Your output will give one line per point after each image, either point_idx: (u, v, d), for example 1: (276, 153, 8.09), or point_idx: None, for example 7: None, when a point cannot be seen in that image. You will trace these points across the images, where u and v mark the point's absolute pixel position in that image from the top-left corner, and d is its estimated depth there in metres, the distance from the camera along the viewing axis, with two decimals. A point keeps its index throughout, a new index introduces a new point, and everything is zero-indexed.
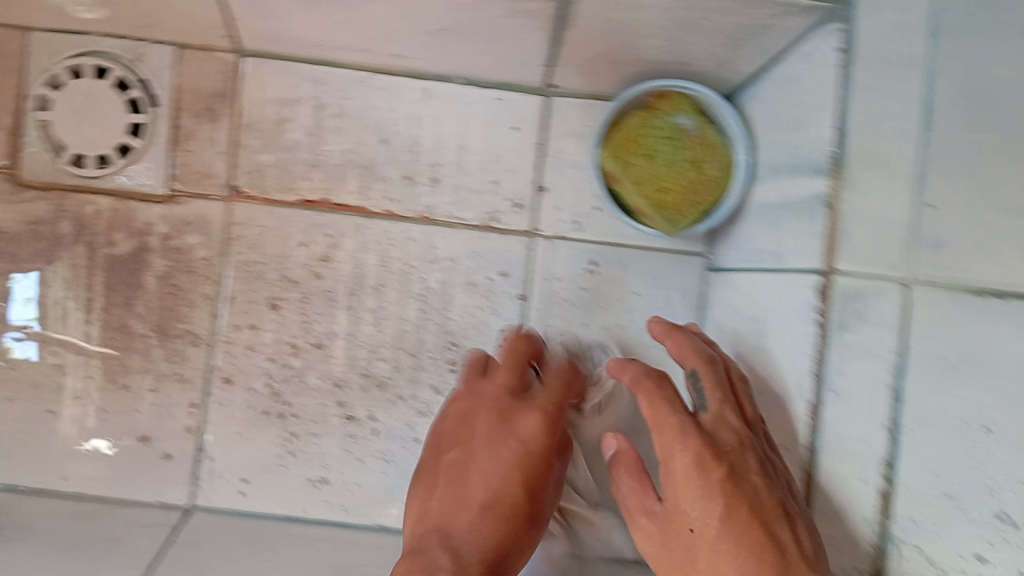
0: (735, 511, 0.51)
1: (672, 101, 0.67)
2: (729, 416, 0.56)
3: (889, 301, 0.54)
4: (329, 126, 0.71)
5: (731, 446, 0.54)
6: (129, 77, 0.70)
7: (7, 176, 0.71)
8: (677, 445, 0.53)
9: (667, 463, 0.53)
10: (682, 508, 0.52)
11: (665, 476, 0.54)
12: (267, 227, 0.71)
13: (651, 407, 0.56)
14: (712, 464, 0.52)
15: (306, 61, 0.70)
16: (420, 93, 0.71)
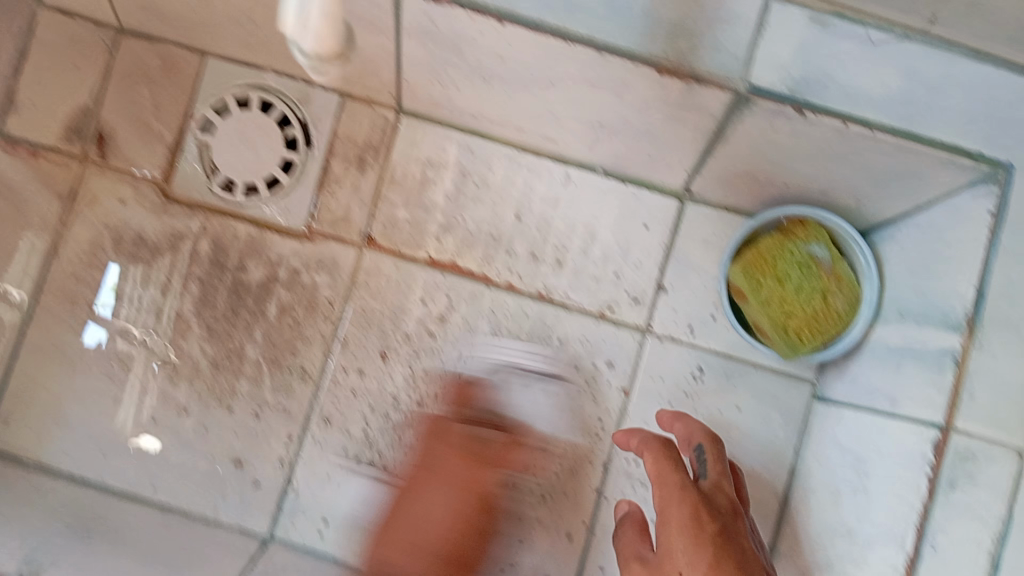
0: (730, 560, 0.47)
1: (808, 231, 0.69)
2: (727, 486, 0.53)
3: (1003, 468, 0.55)
4: (468, 194, 0.74)
5: (725, 513, 0.51)
6: (291, 116, 0.74)
7: (158, 188, 0.74)
8: (675, 498, 0.50)
9: (663, 514, 0.50)
10: (671, 554, 0.48)
11: (659, 526, 0.50)
12: (393, 279, 0.74)
13: (655, 462, 0.54)
14: (709, 520, 0.49)
15: (460, 128, 0.73)
16: (560, 177, 0.74)
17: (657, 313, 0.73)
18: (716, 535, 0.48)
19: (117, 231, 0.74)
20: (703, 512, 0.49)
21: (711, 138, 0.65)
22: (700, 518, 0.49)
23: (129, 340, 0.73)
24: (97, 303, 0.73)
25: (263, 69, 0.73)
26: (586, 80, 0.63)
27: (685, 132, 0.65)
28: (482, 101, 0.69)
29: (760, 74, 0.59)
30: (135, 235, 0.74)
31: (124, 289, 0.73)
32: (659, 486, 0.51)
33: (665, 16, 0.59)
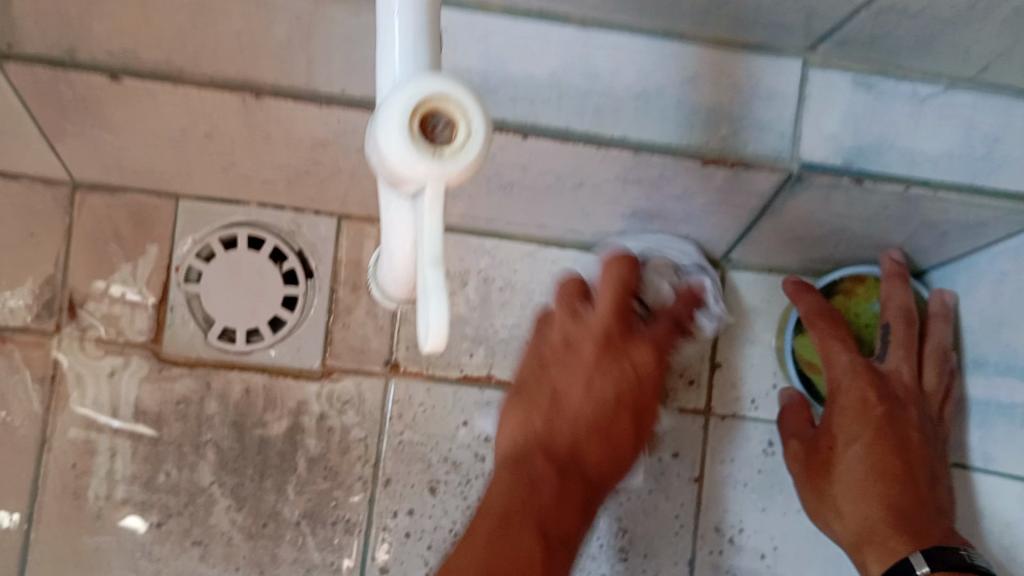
0: (884, 444, 0.59)
1: (867, 290, 0.69)
2: (904, 370, 0.64)
3: None
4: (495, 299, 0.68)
5: (898, 400, 0.62)
6: (286, 248, 0.68)
7: (150, 351, 0.67)
8: (836, 349, 0.63)
9: (835, 394, 0.63)
10: (834, 432, 0.62)
11: (829, 397, 0.63)
12: (429, 405, 0.67)
13: (822, 343, 0.64)
14: (875, 408, 0.61)
15: (475, 232, 0.68)
16: (590, 266, 0.69)
17: (715, 393, 0.70)
18: (885, 415, 0.61)
19: (114, 408, 0.66)
20: (871, 392, 0.61)
21: (757, 214, 0.61)
22: (874, 398, 0.61)
23: (150, 524, 0.66)
24: (108, 491, 0.66)
25: (245, 203, 0.67)
26: (620, 176, 0.58)
27: (727, 211, 0.61)
28: (499, 205, 0.63)
29: (809, 148, 0.55)
30: (134, 407, 0.66)
31: (135, 471, 0.66)
32: (823, 346, 0.64)
33: (699, 103, 0.55)
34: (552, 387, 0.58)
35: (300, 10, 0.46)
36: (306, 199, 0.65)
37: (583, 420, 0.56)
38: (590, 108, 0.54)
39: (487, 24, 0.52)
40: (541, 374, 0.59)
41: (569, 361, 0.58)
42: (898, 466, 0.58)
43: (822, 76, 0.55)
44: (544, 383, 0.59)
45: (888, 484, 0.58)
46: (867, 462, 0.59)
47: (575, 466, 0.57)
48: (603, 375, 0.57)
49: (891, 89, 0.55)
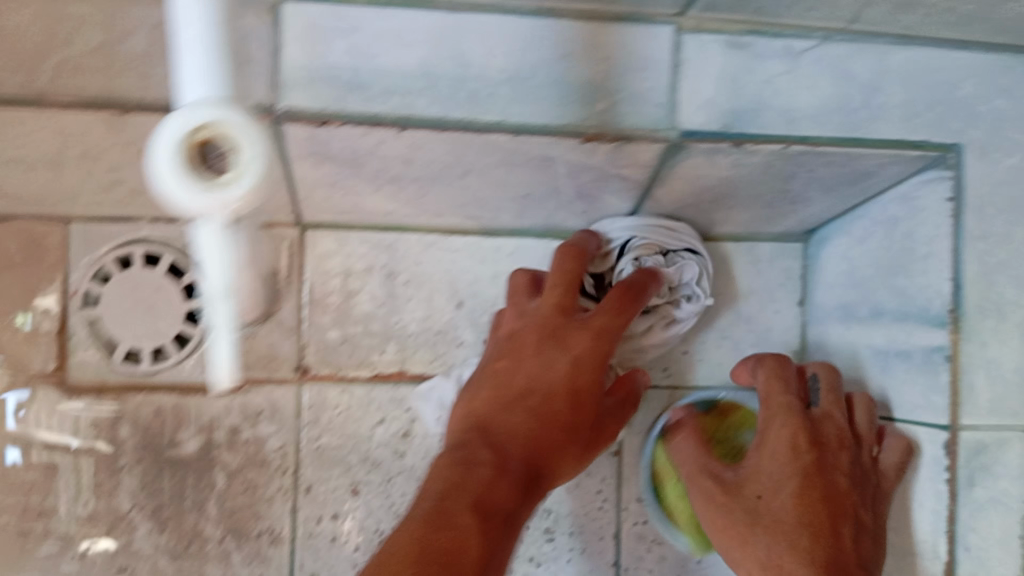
0: (813, 492, 0.59)
1: (742, 416, 0.69)
2: (837, 414, 0.63)
3: (1016, 452, 0.56)
4: (401, 294, 0.68)
5: (835, 452, 0.61)
6: (183, 262, 0.67)
7: (56, 381, 0.66)
8: (777, 417, 0.63)
9: (766, 432, 0.63)
10: (757, 477, 0.61)
11: (759, 442, 0.63)
12: (343, 408, 0.67)
13: (766, 382, 0.65)
14: (803, 457, 0.61)
15: (373, 227, 0.67)
16: (494, 251, 0.68)
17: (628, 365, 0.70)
18: (812, 461, 0.60)
19: (24, 442, 0.65)
20: (801, 438, 0.62)
21: (647, 183, 0.61)
22: (797, 451, 0.61)
23: (72, 556, 0.65)
24: (25, 528, 0.64)
25: (138, 219, 0.66)
26: (505, 160, 0.58)
27: (618, 183, 0.61)
28: (393, 199, 0.63)
29: (687, 117, 0.55)
30: (43, 439, 0.65)
31: (51, 504, 0.64)
32: (766, 406, 0.65)
33: (576, 78, 0.54)
34: (506, 374, 0.58)
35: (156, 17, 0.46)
36: None
37: (534, 396, 0.56)
38: (464, 92, 0.54)
39: (350, 14, 0.52)
40: (528, 350, 0.58)
41: (544, 349, 0.58)
42: (820, 517, 0.58)
43: (695, 39, 0.54)
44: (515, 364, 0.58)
45: (801, 535, 0.58)
46: (787, 515, 0.59)
47: (524, 448, 0.54)
48: (556, 360, 0.58)
49: (765, 45, 0.55)
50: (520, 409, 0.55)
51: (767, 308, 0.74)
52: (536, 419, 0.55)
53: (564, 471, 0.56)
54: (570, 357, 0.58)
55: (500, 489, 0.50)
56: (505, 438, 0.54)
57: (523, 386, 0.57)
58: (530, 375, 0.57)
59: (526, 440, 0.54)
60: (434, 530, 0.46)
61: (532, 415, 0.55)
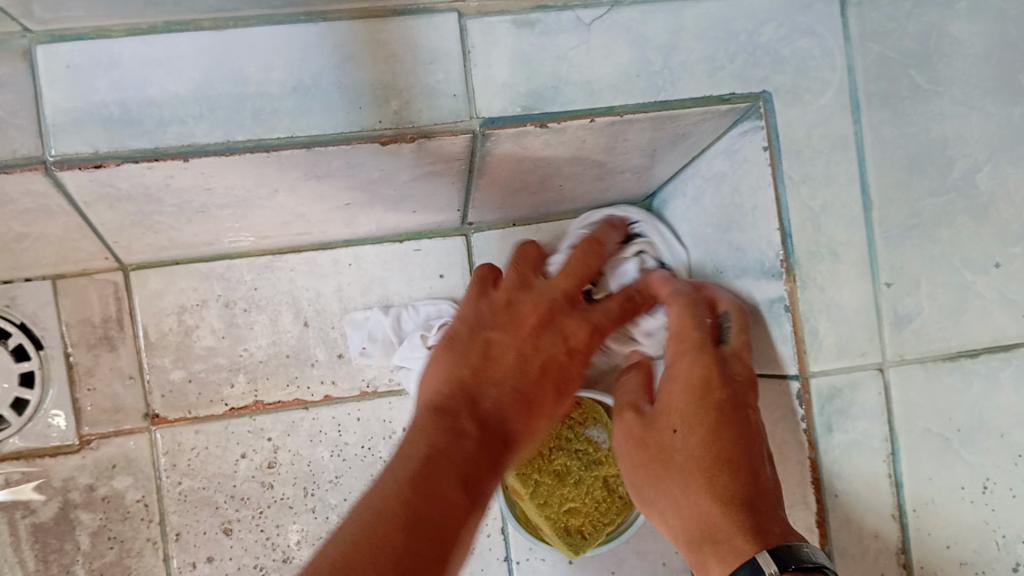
0: (720, 432, 0.52)
1: (584, 411, 0.67)
2: (747, 354, 0.55)
3: (871, 391, 0.54)
4: (242, 323, 0.66)
5: (745, 380, 0.54)
6: (8, 324, 0.63)
7: None
8: (689, 351, 0.55)
9: (673, 368, 0.56)
10: (668, 413, 0.55)
11: (670, 378, 0.56)
12: (201, 447, 0.65)
13: (680, 318, 0.57)
14: (710, 391, 0.53)
15: (201, 259, 0.65)
16: (333, 264, 0.67)
17: None
18: (723, 399, 0.53)
19: None
20: (704, 369, 0.54)
21: (466, 176, 0.59)
22: (707, 384, 0.53)
23: None
24: None
25: None
26: (310, 174, 0.55)
27: (434, 179, 0.59)
28: (204, 228, 0.60)
29: (486, 104, 0.53)
30: None
31: None
32: (679, 343, 0.56)
33: (361, 80, 0.52)
34: (491, 349, 0.51)
35: None
36: (8, 270, 0.61)
37: (518, 377, 0.50)
38: (246, 109, 0.51)
39: (109, 49, 0.49)
40: (502, 330, 0.51)
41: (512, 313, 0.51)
42: (736, 458, 0.51)
43: (480, 23, 0.53)
44: (490, 345, 0.51)
45: (711, 479, 0.51)
46: (686, 459, 0.53)
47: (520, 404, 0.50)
48: (560, 332, 0.52)
49: (555, 18, 0.53)
50: (497, 375, 0.50)
51: None
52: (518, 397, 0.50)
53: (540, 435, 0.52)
54: (574, 340, 0.52)
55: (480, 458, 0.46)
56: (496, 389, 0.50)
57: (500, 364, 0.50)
58: (501, 356, 0.51)
59: (529, 395, 0.51)
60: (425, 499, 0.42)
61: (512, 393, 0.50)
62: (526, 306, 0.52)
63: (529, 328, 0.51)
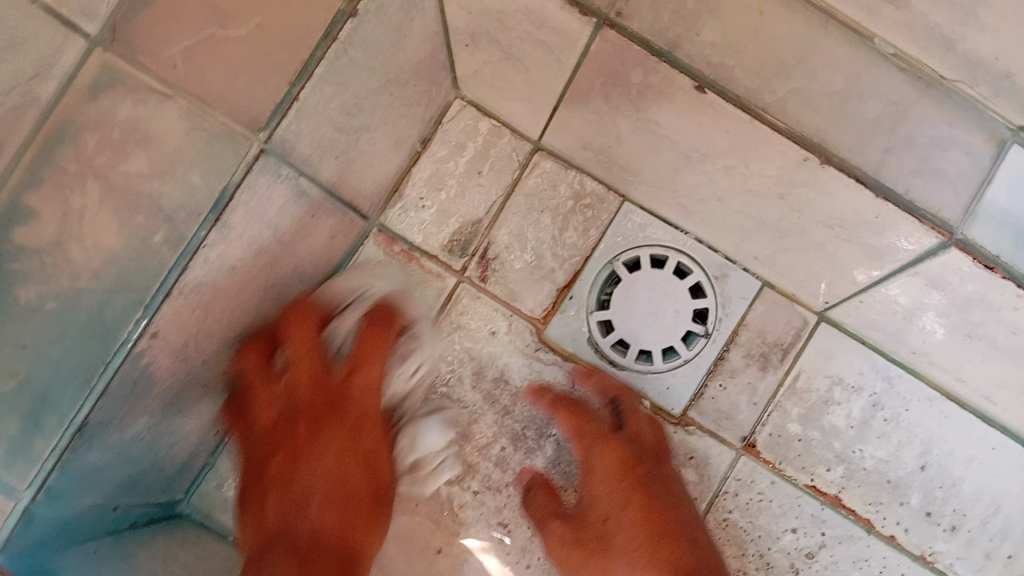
0: (651, 506, 0.61)
1: None
2: (642, 433, 0.64)
3: None
4: (874, 427, 0.65)
5: (649, 459, 0.63)
6: (707, 288, 0.65)
7: (535, 326, 0.66)
8: (595, 443, 0.63)
9: (587, 462, 0.64)
10: (595, 502, 0.63)
11: (585, 472, 0.64)
12: (767, 497, 0.65)
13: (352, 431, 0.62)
14: (634, 470, 0.62)
15: (885, 353, 0.64)
16: (988, 446, 0.64)
17: None
18: (649, 470, 0.63)
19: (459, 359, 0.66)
20: (627, 453, 0.63)
21: None
22: (628, 465, 0.62)
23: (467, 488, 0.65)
24: None
25: (684, 230, 0.65)
26: None
27: None
28: (987, 332, 0.62)
29: None
30: (500, 370, 0.66)
31: (479, 435, 0.65)
32: (588, 435, 0.63)
33: None
34: (307, 459, 0.60)
35: (899, 98, 0.59)
36: (754, 254, 0.64)
37: (321, 483, 0.60)
38: None
39: None
40: (320, 445, 0.61)
41: (323, 433, 0.61)
42: (673, 525, 0.61)
43: None
44: (312, 442, 0.60)
45: (661, 550, 0.60)
46: (626, 540, 0.62)
47: (334, 523, 0.58)
48: (320, 457, 0.60)
49: None
50: (331, 457, 0.60)
51: None
52: (279, 423, 0.60)
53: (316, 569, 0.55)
54: (327, 454, 0.60)
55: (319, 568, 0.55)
56: (318, 496, 0.59)
57: (303, 441, 0.60)
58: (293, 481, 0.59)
59: (317, 545, 0.57)
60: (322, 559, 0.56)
61: (330, 505, 0.59)
62: (338, 425, 0.61)
63: (321, 424, 0.61)
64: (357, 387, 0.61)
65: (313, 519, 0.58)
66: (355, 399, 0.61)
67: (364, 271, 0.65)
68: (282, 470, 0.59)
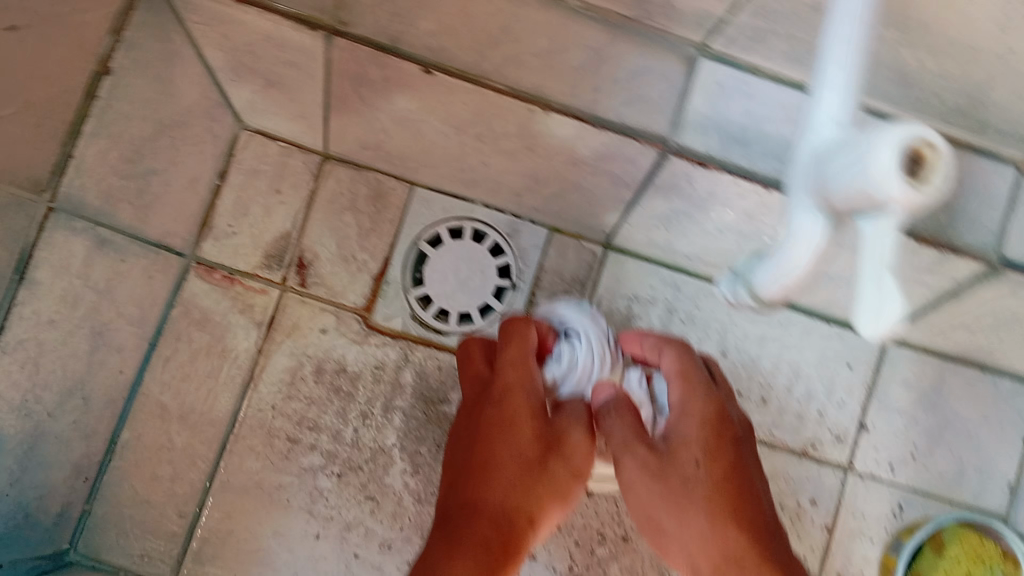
0: (719, 511, 0.46)
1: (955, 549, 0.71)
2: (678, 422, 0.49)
3: None
4: (675, 331, 0.75)
5: (683, 411, 0.51)
6: (504, 245, 0.74)
7: (360, 316, 0.73)
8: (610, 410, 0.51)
9: (565, 434, 0.49)
10: (570, 446, 0.49)
11: (561, 451, 0.49)
12: None
13: (519, 347, 0.52)
14: (727, 428, 0.49)
15: (666, 265, 0.74)
16: (775, 321, 0.75)
17: (859, 452, 0.75)
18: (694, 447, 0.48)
19: (298, 360, 0.72)
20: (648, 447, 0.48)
21: (941, 296, 0.69)
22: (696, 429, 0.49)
23: (330, 474, 0.70)
24: (298, 435, 0.71)
25: (472, 201, 0.73)
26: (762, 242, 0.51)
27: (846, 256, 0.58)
28: (692, 245, 0.71)
29: (1013, 249, 0.64)
30: (338, 362, 0.72)
31: (330, 422, 0.71)
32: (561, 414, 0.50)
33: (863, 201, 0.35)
34: (482, 443, 0.48)
35: (598, 45, 0.58)
36: (533, 208, 0.73)
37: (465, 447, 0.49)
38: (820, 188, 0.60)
39: None
40: (512, 419, 0.48)
41: (509, 382, 0.50)
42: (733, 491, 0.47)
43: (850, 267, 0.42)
44: (495, 400, 0.50)
45: (730, 532, 0.45)
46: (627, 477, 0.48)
47: (507, 498, 0.46)
48: (518, 398, 0.49)
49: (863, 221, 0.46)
50: (516, 404, 0.49)
51: (994, 438, 0.77)
52: (493, 389, 0.50)
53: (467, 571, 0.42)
54: (525, 395, 0.49)
55: (466, 560, 0.43)
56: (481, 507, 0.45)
57: (502, 385, 0.50)
58: (480, 498, 0.45)
59: (497, 533, 0.44)
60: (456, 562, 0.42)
61: (528, 501, 0.46)
62: (529, 430, 0.48)
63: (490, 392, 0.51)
64: (507, 397, 0.49)
65: (484, 519, 0.45)
66: (550, 422, 0.50)
67: (192, 304, 0.70)
68: (494, 407, 0.49)
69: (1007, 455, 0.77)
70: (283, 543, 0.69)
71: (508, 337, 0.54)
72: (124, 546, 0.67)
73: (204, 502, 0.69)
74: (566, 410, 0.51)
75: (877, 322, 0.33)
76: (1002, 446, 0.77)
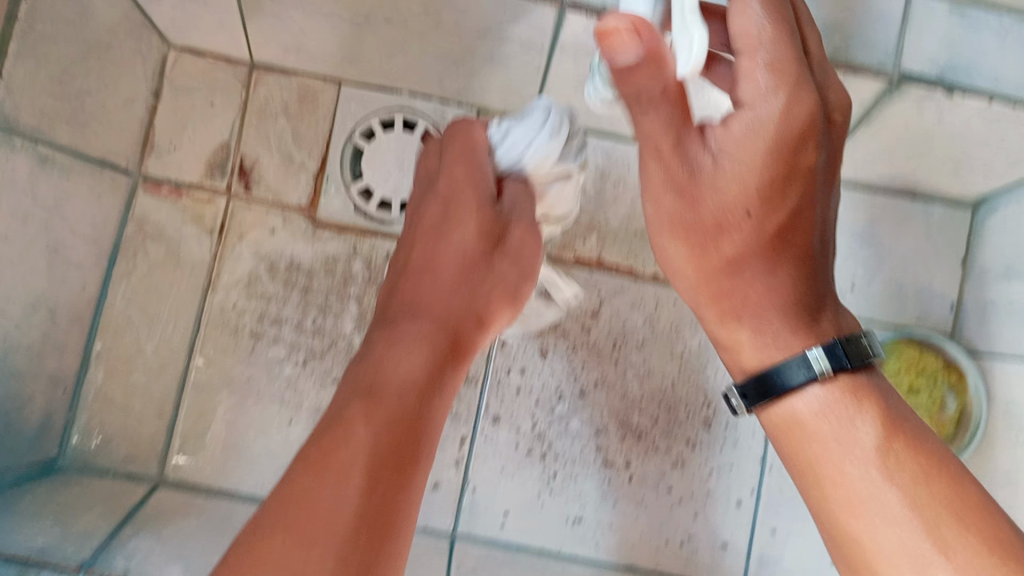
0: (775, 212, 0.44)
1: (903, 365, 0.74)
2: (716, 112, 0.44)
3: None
4: (609, 194, 0.77)
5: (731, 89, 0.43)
6: (435, 131, 0.77)
7: (307, 214, 0.76)
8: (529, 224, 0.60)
9: (507, 233, 0.58)
10: (511, 246, 0.58)
11: (502, 249, 0.58)
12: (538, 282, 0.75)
13: (469, 156, 0.60)
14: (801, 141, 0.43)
15: (597, 132, 0.77)
16: None
17: None
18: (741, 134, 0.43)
19: (251, 262, 0.75)
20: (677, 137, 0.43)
21: (856, 122, 0.69)
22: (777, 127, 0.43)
23: (296, 363, 0.74)
24: (260, 331, 0.74)
25: (398, 91, 0.76)
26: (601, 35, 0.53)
27: None
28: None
29: (910, 63, 0.61)
30: (291, 260, 0.75)
31: (290, 317, 0.75)
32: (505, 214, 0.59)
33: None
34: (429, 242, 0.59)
35: None
36: (457, 91, 0.76)
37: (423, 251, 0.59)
38: None
39: None
40: (457, 218, 0.58)
41: (458, 189, 0.59)
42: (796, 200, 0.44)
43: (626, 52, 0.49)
44: (447, 205, 0.59)
45: (788, 245, 0.45)
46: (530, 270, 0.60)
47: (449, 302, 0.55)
48: (465, 201, 0.59)
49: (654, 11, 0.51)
50: (465, 208, 0.58)
51: (930, 260, 0.80)
52: (445, 195, 0.59)
53: (406, 368, 0.49)
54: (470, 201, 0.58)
55: (401, 356, 0.50)
56: (422, 303, 0.55)
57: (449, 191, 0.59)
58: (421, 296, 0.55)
59: (436, 330, 0.53)
60: (391, 358, 0.50)
61: (467, 298, 0.56)
62: (473, 231, 0.58)
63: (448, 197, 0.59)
64: (454, 198, 0.59)
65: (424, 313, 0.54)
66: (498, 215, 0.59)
67: (146, 220, 0.75)
68: (439, 212, 0.59)
69: (944, 275, 0.80)
70: (259, 432, 0.73)
71: (461, 144, 0.61)
72: (110, 450, 0.72)
73: (179, 402, 0.73)
74: (511, 206, 0.59)
75: (665, 78, 0.37)
76: (937, 268, 0.80)
